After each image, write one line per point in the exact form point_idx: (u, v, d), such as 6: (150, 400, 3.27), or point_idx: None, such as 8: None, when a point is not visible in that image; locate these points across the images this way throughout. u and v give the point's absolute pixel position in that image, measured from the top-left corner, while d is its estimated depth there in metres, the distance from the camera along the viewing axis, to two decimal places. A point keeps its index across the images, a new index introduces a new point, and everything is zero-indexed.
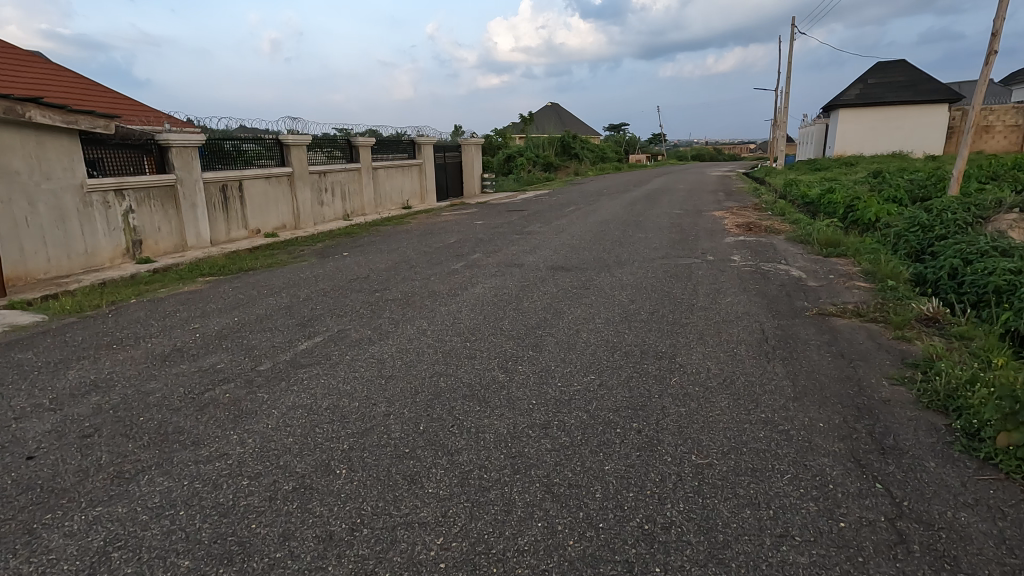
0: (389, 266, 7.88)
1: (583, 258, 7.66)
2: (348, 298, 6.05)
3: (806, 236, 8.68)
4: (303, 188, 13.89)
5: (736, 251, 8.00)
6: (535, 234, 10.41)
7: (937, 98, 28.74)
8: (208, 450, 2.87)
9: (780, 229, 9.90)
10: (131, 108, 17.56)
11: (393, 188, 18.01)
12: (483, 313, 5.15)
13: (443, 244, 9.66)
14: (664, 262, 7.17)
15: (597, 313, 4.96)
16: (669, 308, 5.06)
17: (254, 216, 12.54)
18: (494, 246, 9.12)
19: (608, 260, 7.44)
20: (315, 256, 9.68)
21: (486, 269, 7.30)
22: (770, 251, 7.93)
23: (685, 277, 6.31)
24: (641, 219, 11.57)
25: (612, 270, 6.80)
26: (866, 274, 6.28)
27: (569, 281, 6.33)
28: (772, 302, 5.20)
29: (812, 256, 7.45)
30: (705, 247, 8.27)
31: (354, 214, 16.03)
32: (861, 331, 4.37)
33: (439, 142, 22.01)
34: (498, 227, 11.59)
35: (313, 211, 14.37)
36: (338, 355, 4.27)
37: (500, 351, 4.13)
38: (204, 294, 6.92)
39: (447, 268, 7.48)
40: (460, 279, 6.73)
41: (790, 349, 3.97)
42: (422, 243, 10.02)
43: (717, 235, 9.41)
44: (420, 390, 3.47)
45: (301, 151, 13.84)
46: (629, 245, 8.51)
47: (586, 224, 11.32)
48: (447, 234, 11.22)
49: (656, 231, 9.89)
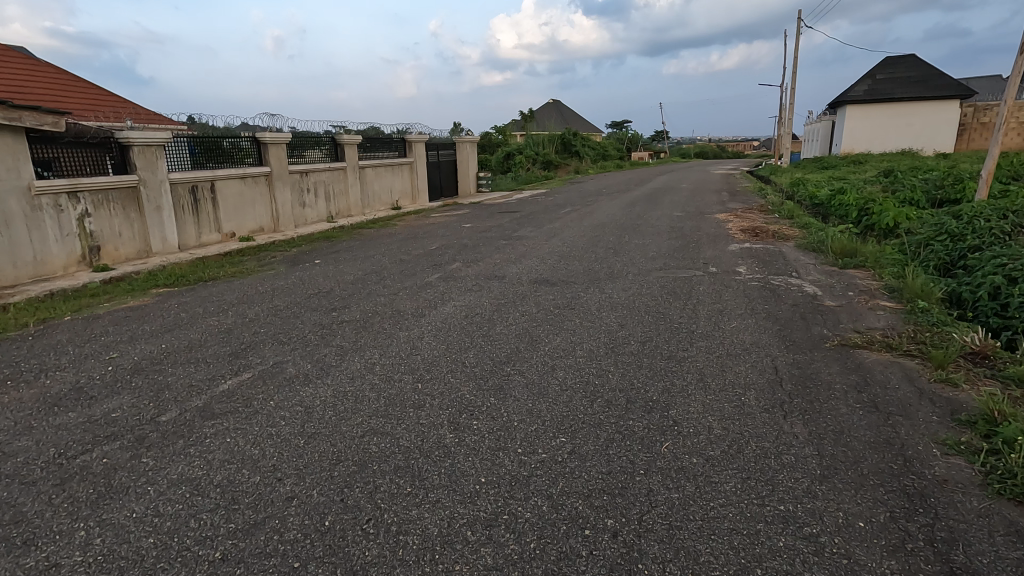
0: (358, 277, 7.15)
1: (571, 269, 6.93)
2: (300, 319, 5.33)
3: (818, 243, 7.91)
4: (282, 188, 13.16)
5: (741, 261, 7.24)
6: (524, 239, 9.68)
7: (948, 94, 27.84)
8: (35, 558, 2.14)
9: (789, 235, 9.11)
10: (110, 103, 16.85)
11: (382, 188, 17.27)
12: (447, 341, 4.42)
13: (423, 250, 8.94)
14: (660, 275, 6.41)
15: (579, 343, 4.22)
16: (664, 335, 4.31)
17: (227, 219, 11.83)
18: (477, 254, 8.37)
19: (598, 272, 6.68)
20: (285, 263, 8.97)
21: (463, 282, 6.57)
22: (779, 261, 7.16)
23: (682, 294, 5.56)
24: (639, 222, 10.78)
25: (601, 285, 6.05)
26: (891, 291, 5.51)
27: (552, 298, 5.60)
28: (785, 328, 4.44)
29: (826, 268, 6.68)
30: (707, 256, 7.51)
31: (339, 215, 15.31)
32: (894, 371, 3.61)
33: (433, 140, 21.27)
34: (486, 231, 10.84)
35: (293, 213, 13.65)
36: (261, 398, 3.54)
37: (455, 397, 3.39)
38: (147, 310, 6.21)
39: (421, 280, 6.75)
40: (432, 295, 6.01)
41: (810, 397, 3.22)
42: (403, 249, 9.29)
43: (720, 241, 8.65)
44: (343, 458, 2.73)
45: (280, 149, 13.09)
46: (623, 254, 7.76)
47: (579, 227, 10.56)
48: (430, 238, 10.47)
49: (654, 237, 9.13)
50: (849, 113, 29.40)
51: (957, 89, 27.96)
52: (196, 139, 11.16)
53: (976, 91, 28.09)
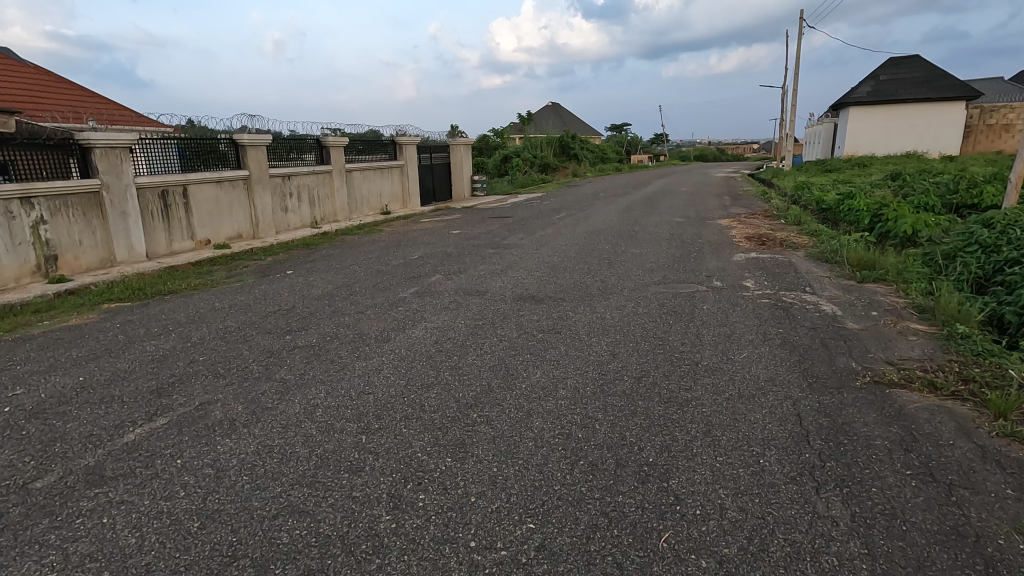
0: (326, 292, 6.49)
1: (560, 282, 6.30)
2: (247, 343, 4.67)
3: (831, 253, 7.26)
4: (262, 192, 12.52)
5: (748, 273, 6.59)
6: (514, 247, 9.04)
7: (954, 95, 27.24)
8: None
9: (798, 243, 8.47)
10: (91, 102, 16.25)
11: (370, 192, 16.66)
12: (409, 376, 3.77)
13: (405, 260, 8.31)
14: (659, 291, 5.75)
15: (562, 379, 3.57)
16: (662, 370, 3.66)
17: (201, 225, 11.17)
18: (460, 264, 7.73)
19: (590, 287, 6.03)
20: (255, 274, 8.35)
21: (440, 298, 5.91)
22: (789, 274, 6.51)
23: (684, 314, 4.91)
24: (637, 229, 10.12)
25: (593, 302, 5.40)
26: (920, 311, 4.87)
27: (536, 318, 4.96)
28: (805, 360, 3.79)
29: (843, 282, 6.02)
30: (711, 268, 6.86)
31: (324, 221, 14.67)
32: (944, 419, 2.95)
33: (425, 142, 20.65)
34: (473, 238, 10.19)
35: (274, 218, 13.01)
36: (167, 454, 2.87)
37: (404, 457, 2.72)
38: (85, 330, 5.54)
39: (393, 296, 6.11)
40: (403, 314, 5.35)
41: (846, 460, 2.57)
42: (383, 258, 8.63)
43: (724, 250, 8.01)
44: (241, 556, 2.08)
45: (260, 152, 12.45)
46: (618, 265, 7.10)
47: (573, 235, 9.91)
48: (414, 246, 9.82)
49: (653, 245, 8.49)
50: (852, 115, 28.81)
51: (962, 90, 27.37)
52: (167, 141, 10.52)
53: (982, 93, 27.52)
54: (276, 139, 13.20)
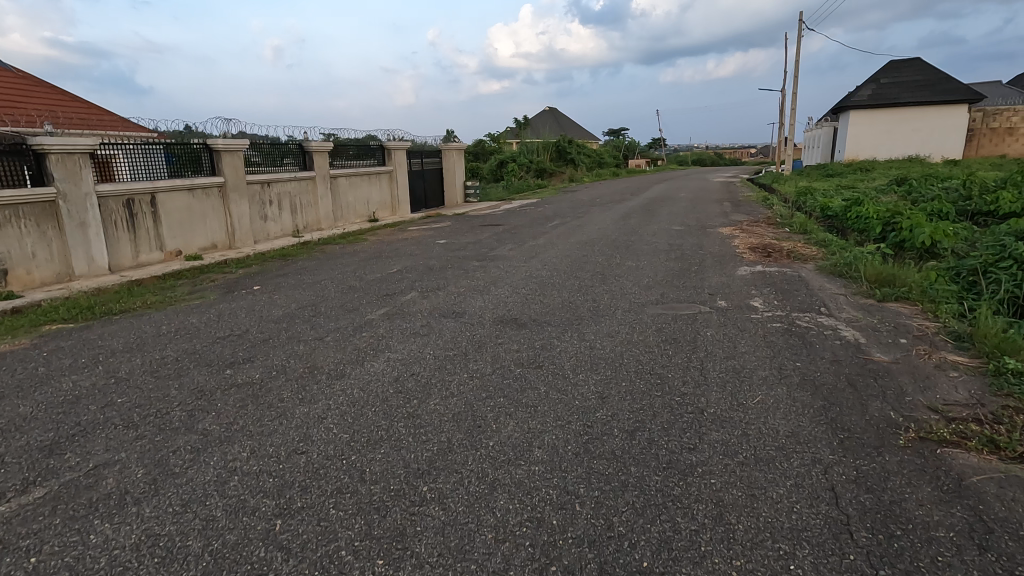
0: (286, 313, 5.85)
1: (547, 302, 5.68)
2: (179, 380, 4.02)
3: (845, 267, 6.65)
4: (239, 200, 11.90)
5: (754, 290, 5.96)
6: (501, 259, 8.42)
7: (956, 98, 26.76)
8: None
9: (806, 255, 7.86)
10: (67, 105, 15.62)
11: (357, 198, 16.06)
12: (355, 428, 3.12)
13: (382, 274, 7.69)
14: (655, 313, 5.12)
15: (538, 435, 2.94)
16: (659, 422, 3.02)
17: (171, 235, 10.55)
18: (441, 280, 7.10)
19: (580, 309, 5.40)
20: (220, 291, 7.73)
21: (411, 321, 5.28)
22: (800, 292, 5.88)
23: (684, 342, 4.28)
24: (632, 239, 9.50)
25: (581, 327, 4.77)
26: (956, 338, 4.25)
27: (515, 348, 4.33)
28: (830, 406, 3.15)
29: (861, 302, 5.41)
30: (713, 284, 6.23)
31: (306, 229, 14.05)
32: (1019, 495, 2.33)
33: (416, 147, 20.06)
34: (459, 249, 9.57)
35: (253, 227, 12.40)
36: (22, 549, 2.23)
37: (323, 558, 2.08)
38: (8, 359, 4.90)
39: (361, 318, 5.49)
40: (367, 342, 4.72)
41: (904, 567, 1.93)
42: (359, 273, 8.02)
43: (727, 263, 7.39)
44: None
45: (236, 158, 11.82)
46: (612, 281, 6.49)
47: (565, 245, 9.29)
48: (394, 258, 9.20)
49: (650, 257, 7.87)
50: (853, 119, 28.31)
51: (965, 93, 26.88)
52: (134, 147, 9.90)
53: (985, 96, 27.03)
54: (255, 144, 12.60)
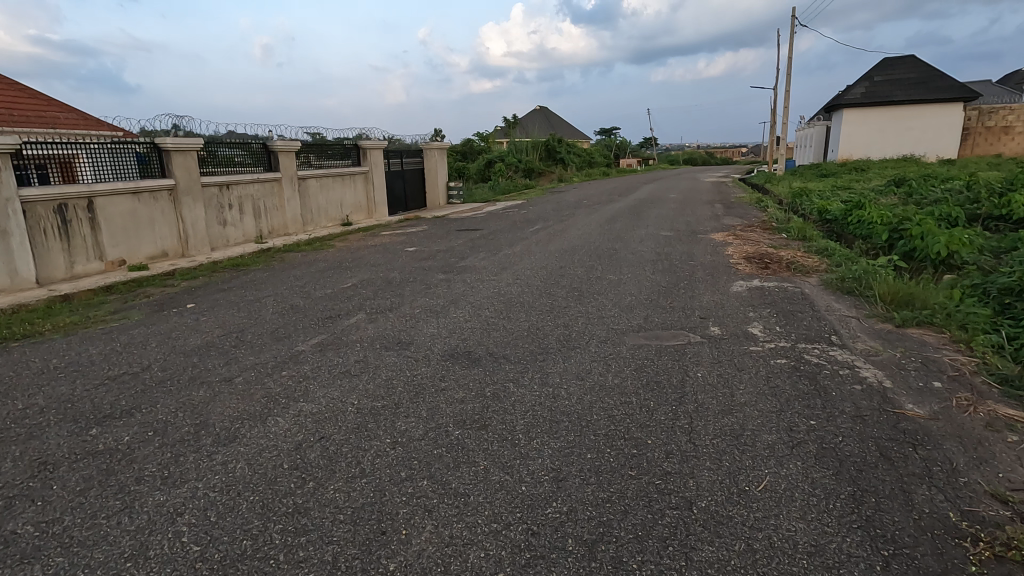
0: (206, 342, 4.98)
1: (511, 328, 4.86)
2: (25, 445, 3.14)
3: (854, 282, 5.86)
4: (192, 205, 10.95)
5: (750, 311, 5.15)
6: (471, 270, 7.60)
7: (951, 96, 26.21)
8: None
9: (807, 266, 7.08)
10: (17, 100, 14.57)
11: (328, 201, 15.15)
12: (213, 536, 2.26)
13: (334, 290, 6.83)
14: (635, 346, 4.29)
15: (460, 552, 2.10)
16: (630, 527, 2.19)
17: (113, 244, 9.60)
18: (397, 297, 6.25)
19: (548, 337, 4.56)
20: (149, 309, 6.83)
21: (345, 355, 4.42)
22: (806, 314, 5.08)
23: (669, 390, 3.45)
24: (617, 247, 8.67)
25: (545, 365, 3.93)
26: (1003, 382, 3.46)
27: (460, 397, 3.49)
28: (862, 497, 2.34)
29: (877, 328, 4.62)
30: (705, 303, 5.42)
31: (271, 234, 13.13)
32: None
33: (395, 147, 19.16)
34: (427, 259, 8.72)
35: (210, 233, 11.46)
36: None
37: None
38: None
39: (288, 350, 4.61)
40: (284, 385, 3.85)
41: None
42: (310, 287, 7.15)
43: (720, 276, 6.59)
44: None
45: (189, 158, 10.86)
46: (589, 300, 5.67)
47: (543, 255, 8.46)
48: (355, 269, 8.33)
49: (634, 269, 7.06)
50: (846, 118, 27.73)
51: (960, 91, 26.31)
52: (67, 146, 8.94)
53: (981, 94, 26.46)
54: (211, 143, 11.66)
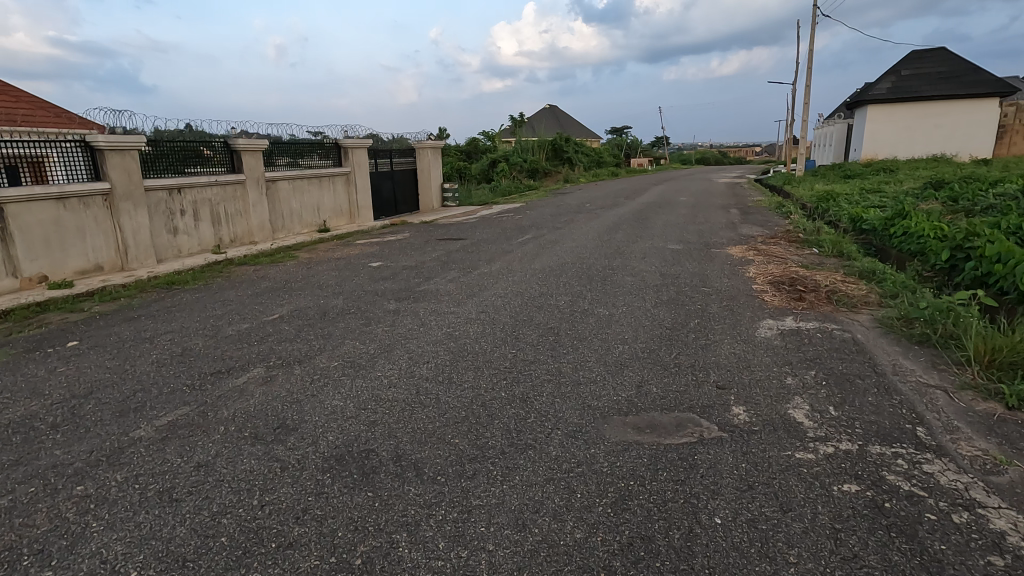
0: (23, 416, 3.56)
1: (445, 402, 3.42)
2: None
3: (924, 327, 4.37)
4: (133, 211, 9.63)
5: (787, 376, 3.66)
6: (430, 297, 6.19)
7: (985, 91, 24.39)
8: None
9: (850, 294, 5.58)
10: None
11: (303, 205, 13.82)
12: None
13: (252, 325, 5.45)
14: (618, 446, 2.83)
15: None
16: None
17: (31, 258, 8.30)
18: (321, 341, 4.85)
19: (494, 423, 3.12)
20: (23, 346, 5.47)
21: (191, 451, 3.00)
22: (868, 382, 3.59)
23: (666, 569, 1.99)
24: (614, 267, 7.17)
25: (470, 490, 2.48)
26: None
27: (309, 568, 2.05)
28: None
29: (981, 414, 3.13)
30: (722, 360, 3.94)
31: (233, 243, 11.82)
32: None
33: (383, 147, 17.82)
34: (386, 279, 7.30)
35: (156, 243, 10.14)
36: None
37: None
38: None
39: (116, 437, 3.18)
40: (53, 521, 2.42)
41: None
42: (229, 319, 5.77)
43: (741, 313, 5.10)
44: None
45: (129, 159, 9.54)
46: (565, 351, 4.23)
47: (524, 276, 7.04)
48: (299, 292, 6.95)
49: (631, 300, 5.60)
50: (871, 114, 25.94)
51: (995, 86, 24.45)
52: None
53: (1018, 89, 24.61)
54: (158, 143, 10.35)
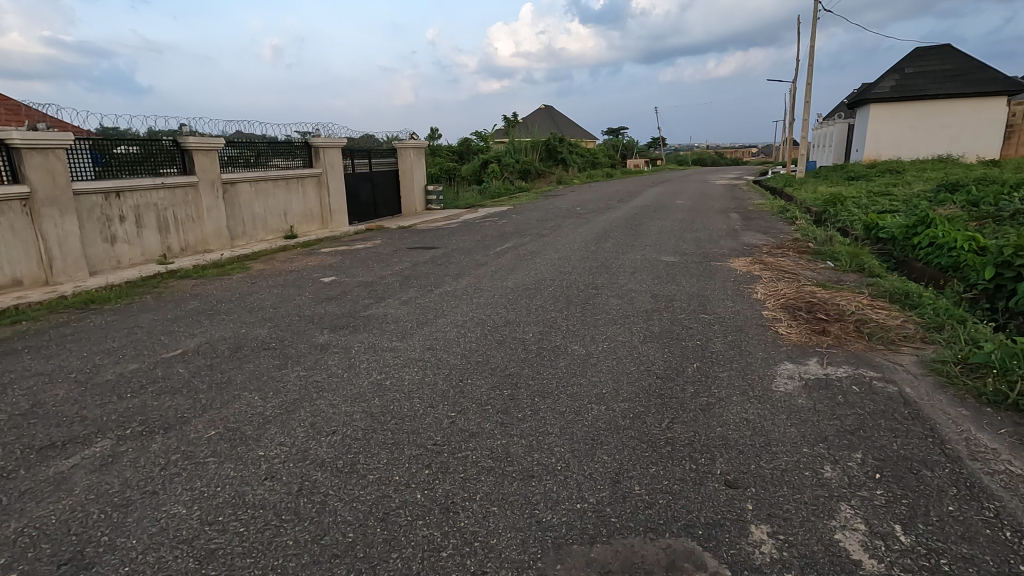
0: None
1: (331, 511, 2.35)
2: None
3: (995, 379, 3.31)
4: (59, 217, 8.50)
5: (823, 466, 2.59)
6: (373, 326, 5.11)
7: (992, 90, 23.45)
8: None
9: (882, 325, 4.53)
10: None
11: (267, 209, 12.72)
12: None
13: (140, 366, 4.35)
14: None
15: None
16: None
17: None
18: (212, 392, 3.75)
19: (389, 561, 2.04)
20: None
21: None
22: (939, 472, 2.53)
23: None
24: (598, 286, 6.09)
25: None
26: None
27: None
28: None
29: None
30: (732, 433, 2.88)
31: (184, 252, 10.73)
32: None
33: (361, 147, 16.72)
34: (331, 300, 6.22)
35: (88, 253, 9.03)
36: None
37: None
38: None
39: None
40: None
41: None
42: (118, 357, 4.66)
43: (752, 352, 4.05)
44: None
45: (55, 159, 8.44)
46: (520, 415, 3.16)
47: (491, 297, 5.96)
48: (224, 316, 5.85)
49: (615, 333, 4.53)
50: (874, 113, 24.99)
51: (1004, 83, 23.52)
52: None
53: None
54: (132, 141, 9.89)
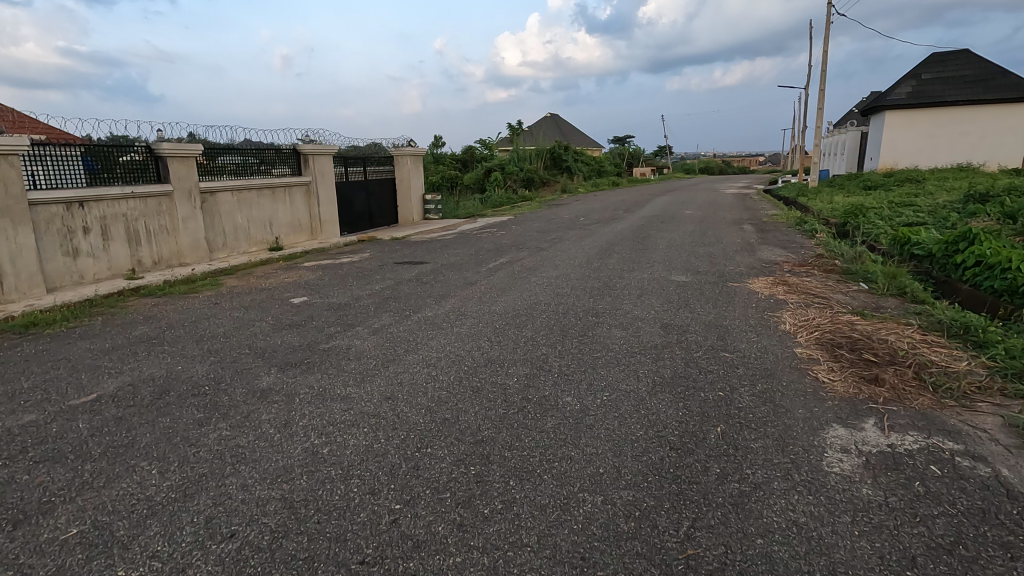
0: None
1: None
2: None
3: None
4: (12, 230, 7.76)
5: None
6: (330, 363, 4.31)
7: (1013, 96, 22.55)
8: None
9: (945, 370, 3.68)
10: None
11: (250, 219, 12.00)
12: None
13: (35, 419, 3.55)
14: None
15: None
16: None
17: None
18: (102, 462, 2.95)
19: None
20: None
21: None
22: None
23: None
24: (600, 314, 5.26)
25: None
26: None
27: None
28: None
29: None
30: (778, 551, 2.05)
31: (156, 266, 10.01)
32: None
33: (355, 154, 16.01)
34: (293, 328, 5.43)
35: (46, 269, 8.31)
36: None
37: None
38: None
39: None
40: None
41: None
42: (19, 402, 3.87)
43: (790, 409, 3.21)
44: None
45: (11, 166, 7.72)
46: (485, 512, 2.33)
47: (475, 326, 5.14)
48: (166, 347, 5.07)
49: (617, 379, 3.70)
50: (890, 121, 24.10)
51: None
52: None
53: None
54: (101, 147, 9.20)
